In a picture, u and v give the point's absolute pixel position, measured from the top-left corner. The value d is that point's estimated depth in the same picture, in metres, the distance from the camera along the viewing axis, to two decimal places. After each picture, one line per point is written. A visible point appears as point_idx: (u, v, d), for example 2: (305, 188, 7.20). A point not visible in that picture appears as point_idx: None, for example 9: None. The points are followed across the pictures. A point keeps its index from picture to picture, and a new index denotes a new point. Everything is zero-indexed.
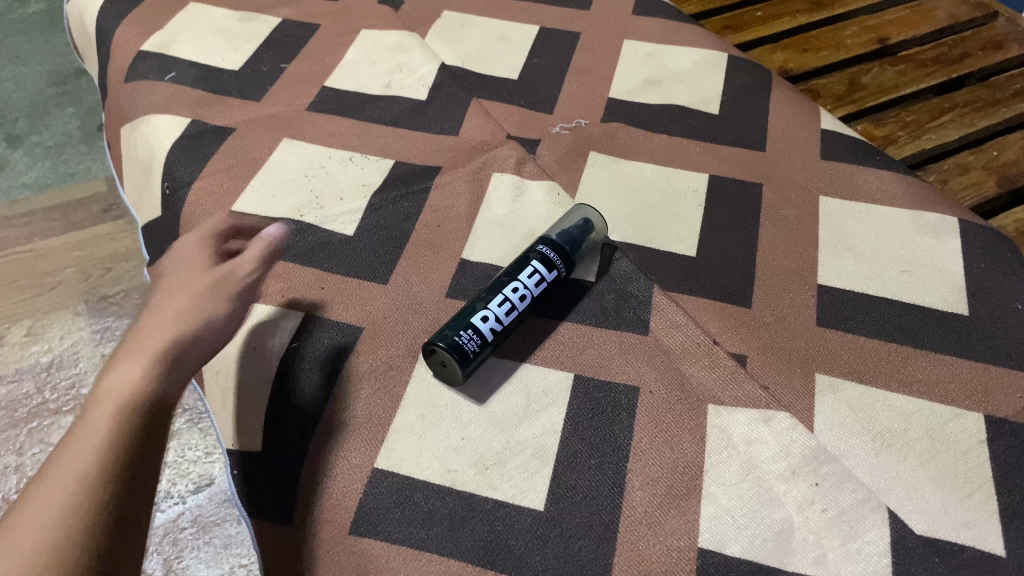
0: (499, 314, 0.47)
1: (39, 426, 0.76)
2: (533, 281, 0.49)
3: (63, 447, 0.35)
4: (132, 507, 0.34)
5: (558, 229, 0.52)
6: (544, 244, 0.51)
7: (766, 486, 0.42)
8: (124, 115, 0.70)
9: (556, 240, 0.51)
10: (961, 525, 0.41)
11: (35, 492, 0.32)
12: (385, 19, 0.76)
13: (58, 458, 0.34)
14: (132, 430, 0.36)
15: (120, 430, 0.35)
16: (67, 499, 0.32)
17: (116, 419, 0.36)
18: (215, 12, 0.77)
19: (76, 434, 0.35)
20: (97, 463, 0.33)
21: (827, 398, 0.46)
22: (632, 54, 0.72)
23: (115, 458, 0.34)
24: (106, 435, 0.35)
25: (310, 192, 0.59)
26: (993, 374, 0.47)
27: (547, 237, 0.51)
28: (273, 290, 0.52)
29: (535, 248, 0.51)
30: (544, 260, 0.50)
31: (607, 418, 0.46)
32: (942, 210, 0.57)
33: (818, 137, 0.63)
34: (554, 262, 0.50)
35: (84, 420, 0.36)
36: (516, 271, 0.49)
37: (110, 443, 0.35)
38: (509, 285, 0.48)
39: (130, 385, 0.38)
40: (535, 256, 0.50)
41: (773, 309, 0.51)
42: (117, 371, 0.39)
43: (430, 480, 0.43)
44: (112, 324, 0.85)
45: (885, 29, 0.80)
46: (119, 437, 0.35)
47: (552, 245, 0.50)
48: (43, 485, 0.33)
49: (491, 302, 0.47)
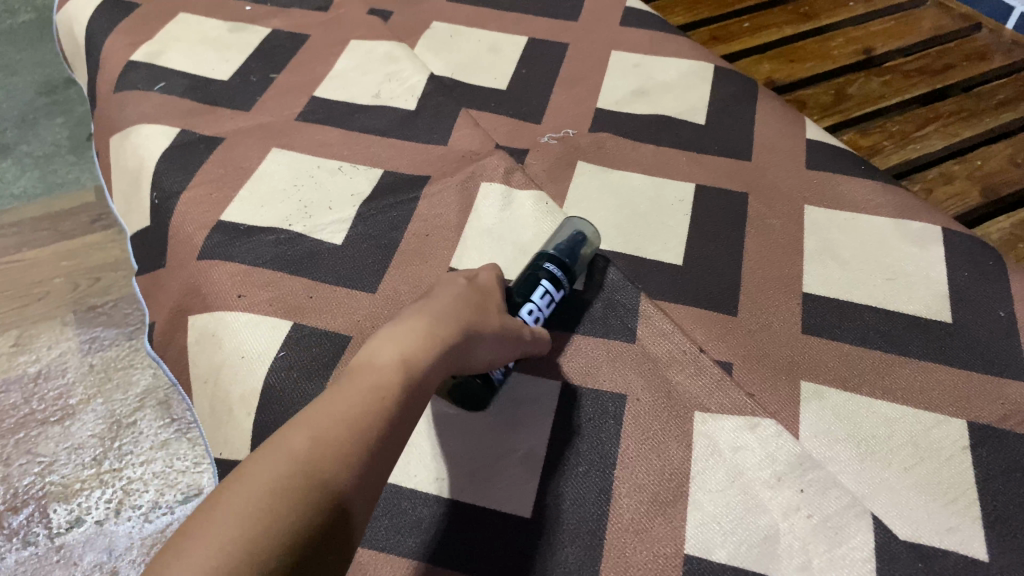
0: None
1: (26, 436, 0.75)
2: (544, 301, 0.49)
3: (312, 409, 0.33)
4: (364, 486, 0.31)
5: (557, 244, 0.52)
6: (549, 261, 0.50)
7: (752, 492, 0.42)
8: (113, 125, 0.70)
9: (558, 256, 0.51)
10: (944, 530, 0.41)
11: (263, 461, 0.30)
12: (374, 30, 0.76)
13: (311, 417, 0.32)
14: (381, 413, 0.33)
15: (368, 413, 0.33)
16: (294, 472, 0.30)
17: (368, 401, 0.33)
18: (205, 23, 0.77)
19: (321, 402, 0.33)
20: (342, 443, 0.31)
21: (812, 405, 0.46)
22: (619, 64, 0.73)
23: (351, 447, 0.32)
24: (357, 414, 0.33)
25: (298, 202, 0.59)
26: (976, 381, 0.48)
27: (549, 253, 0.51)
28: (262, 299, 0.52)
29: (541, 265, 0.50)
30: (553, 278, 0.49)
31: (594, 425, 0.46)
32: (926, 219, 0.58)
33: (803, 147, 0.64)
34: (560, 279, 0.50)
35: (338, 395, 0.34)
36: (526, 291, 0.49)
37: (359, 423, 0.32)
38: (523, 309, 0.48)
39: (401, 359, 0.36)
40: (544, 274, 0.49)
41: (759, 318, 0.52)
42: (400, 339, 0.37)
43: (418, 488, 0.43)
44: (100, 334, 0.85)
45: (870, 40, 0.81)
46: (364, 415, 0.33)
47: (557, 263, 0.50)
48: (290, 443, 0.31)
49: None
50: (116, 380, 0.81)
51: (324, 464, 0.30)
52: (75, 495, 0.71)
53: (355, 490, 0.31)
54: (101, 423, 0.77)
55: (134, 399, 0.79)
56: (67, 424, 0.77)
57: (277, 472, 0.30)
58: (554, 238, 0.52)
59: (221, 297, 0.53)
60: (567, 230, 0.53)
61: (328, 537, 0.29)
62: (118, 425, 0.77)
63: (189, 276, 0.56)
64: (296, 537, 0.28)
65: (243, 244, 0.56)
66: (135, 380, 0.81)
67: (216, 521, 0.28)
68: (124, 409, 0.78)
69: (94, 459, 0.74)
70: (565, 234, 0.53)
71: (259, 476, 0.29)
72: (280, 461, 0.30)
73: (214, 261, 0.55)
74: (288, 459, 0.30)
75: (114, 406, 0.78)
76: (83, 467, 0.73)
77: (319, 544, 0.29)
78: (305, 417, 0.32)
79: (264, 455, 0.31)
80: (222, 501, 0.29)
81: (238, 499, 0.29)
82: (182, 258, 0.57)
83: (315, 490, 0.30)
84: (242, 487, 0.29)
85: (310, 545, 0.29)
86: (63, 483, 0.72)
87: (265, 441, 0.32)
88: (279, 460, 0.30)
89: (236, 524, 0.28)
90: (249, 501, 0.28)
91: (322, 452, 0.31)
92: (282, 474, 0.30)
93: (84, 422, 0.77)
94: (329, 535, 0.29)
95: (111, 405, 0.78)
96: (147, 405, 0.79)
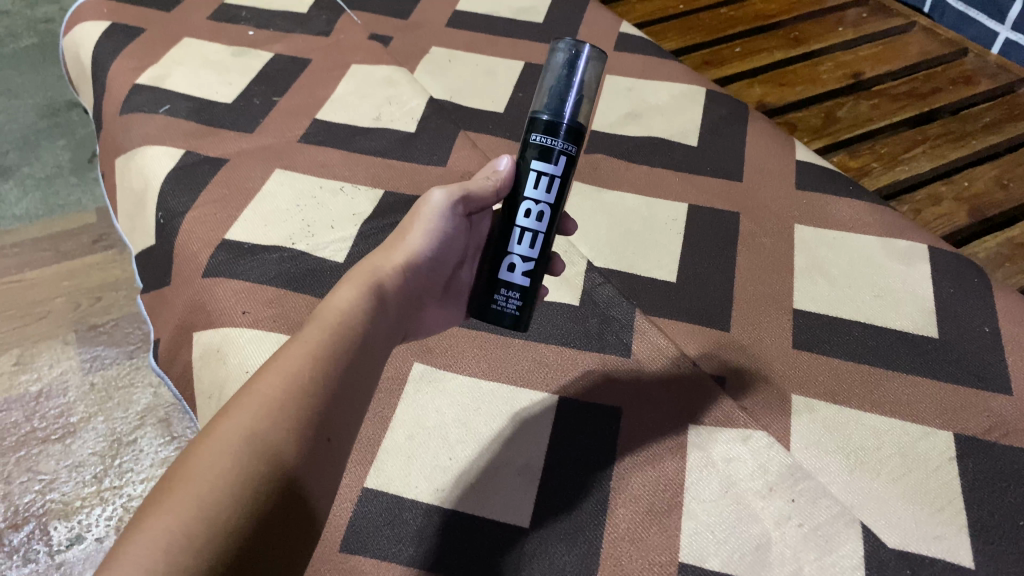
0: (525, 253, 0.43)
1: (27, 454, 0.76)
2: (542, 187, 0.42)
3: (259, 377, 0.36)
4: (320, 434, 0.35)
5: (547, 101, 0.42)
6: (536, 129, 0.42)
7: (744, 502, 0.43)
8: (118, 147, 0.71)
9: (546, 118, 0.42)
10: (932, 538, 0.42)
11: (216, 426, 0.33)
12: (374, 54, 0.78)
13: (258, 383, 0.36)
14: (325, 367, 0.37)
15: (308, 370, 0.36)
16: (251, 430, 0.33)
17: (310, 360, 0.37)
18: (209, 47, 0.79)
19: (264, 371, 0.36)
20: (289, 398, 0.35)
21: (803, 419, 0.48)
22: (614, 88, 0.75)
23: (298, 402, 0.35)
24: (300, 371, 0.36)
25: (301, 221, 0.61)
26: (962, 395, 0.49)
27: (534, 118, 0.42)
28: (266, 315, 0.54)
29: (529, 139, 0.42)
30: (543, 152, 0.42)
31: (591, 437, 0.47)
32: (912, 237, 0.60)
33: (793, 168, 0.66)
34: (553, 147, 0.42)
35: (283, 355, 0.37)
36: (521, 186, 0.43)
37: (302, 381, 0.36)
38: (520, 211, 0.43)
39: (341, 314, 0.39)
40: (532, 155, 0.42)
41: (751, 333, 0.53)
42: (335, 296, 0.41)
43: (419, 498, 0.45)
44: (101, 353, 0.86)
45: (858, 65, 0.83)
46: (307, 372, 0.36)
47: (542, 130, 0.42)
48: (240, 409, 0.34)
49: (512, 243, 0.43)
50: (116, 399, 0.81)
51: (278, 421, 0.34)
52: (76, 513, 0.72)
53: (312, 436, 0.35)
54: (102, 441, 0.77)
55: (134, 417, 0.80)
56: (68, 442, 0.77)
57: (234, 435, 0.33)
58: (543, 91, 0.43)
59: (226, 314, 0.54)
60: (554, 77, 0.42)
61: (295, 479, 0.33)
62: (119, 443, 0.77)
63: (194, 294, 0.57)
64: (259, 484, 0.32)
65: (247, 262, 0.57)
66: (135, 399, 0.81)
67: (184, 481, 0.31)
68: (125, 428, 0.79)
69: (94, 477, 0.74)
70: (553, 81, 0.42)
71: (218, 440, 0.33)
72: (241, 420, 0.33)
73: (218, 278, 0.56)
74: (243, 420, 0.33)
75: (115, 424, 0.79)
76: (84, 485, 0.74)
77: (287, 488, 0.32)
78: (256, 383, 0.36)
79: (219, 422, 0.34)
80: (185, 467, 0.32)
81: (201, 461, 0.32)
82: (187, 275, 0.58)
83: (271, 442, 0.33)
84: (209, 447, 0.32)
85: (276, 489, 0.32)
86: (64, 500, 0.73)
87: (221, 409, 0.35)
88: (234, 424, 0.33)
89: (205, 477, 0.31)
90: (211, 461, 0.32)
91: (272, 409, 0.34)
92: (237, 434, 0.33)
93: (84, 441, 0.77)
94: (294, 477, 0.33)
95: (111, 423, 0.79)
96: (147, 423, 0.79)
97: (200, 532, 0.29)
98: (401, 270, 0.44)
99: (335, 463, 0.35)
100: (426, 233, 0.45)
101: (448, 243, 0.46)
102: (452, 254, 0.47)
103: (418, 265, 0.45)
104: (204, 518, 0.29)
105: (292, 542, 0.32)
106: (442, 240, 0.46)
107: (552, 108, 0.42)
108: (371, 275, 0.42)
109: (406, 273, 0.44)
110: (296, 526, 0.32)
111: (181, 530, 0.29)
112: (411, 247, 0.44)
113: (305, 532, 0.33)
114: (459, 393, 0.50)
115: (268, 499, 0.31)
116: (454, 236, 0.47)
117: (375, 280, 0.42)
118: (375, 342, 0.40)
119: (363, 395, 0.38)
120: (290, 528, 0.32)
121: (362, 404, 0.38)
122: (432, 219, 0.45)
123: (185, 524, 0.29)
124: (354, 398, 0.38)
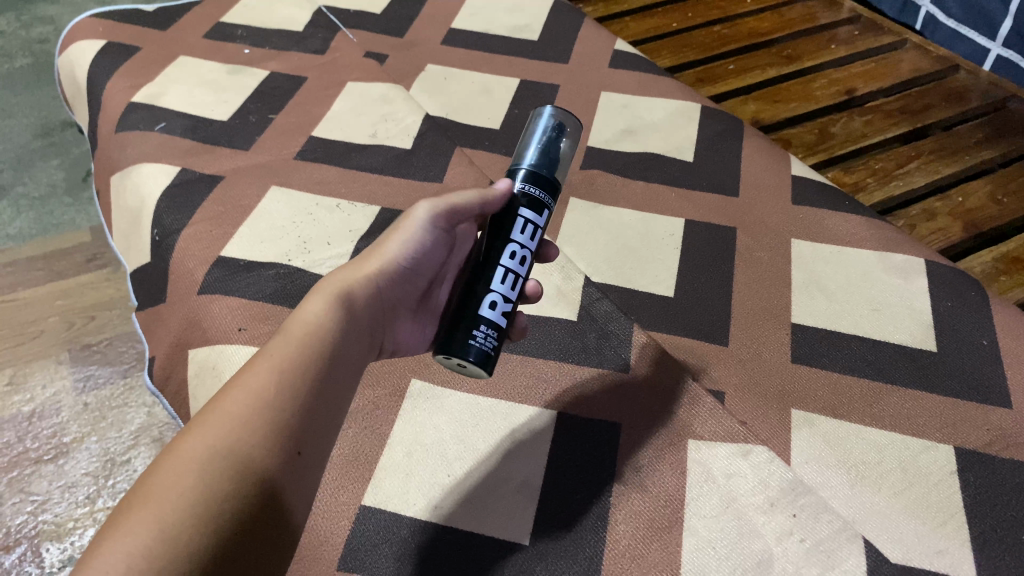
0: (505, 292, 0.42)
1: (18, 475, 0.75)
2: (526, 233, 0.43)
3: (228, 392, 0.37)
4: (288, 448, 0.36)
5: (528, 154, 0.45)
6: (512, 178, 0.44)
7: (745, 518, 0.43)
8: (113, 165, 0.71)
9: (526, 167, 0.44)
10: (934, 553, 0.42)
11: (182, 447, 0.34)
12: (369, 72, 0.78)
13: (226, 400, 0.36)
14: (294, 377, 0.38)
15: (275, 384, 0.37)
16: (215, 448, 0.34)
17: (276, 375, 0.38)
18: (205, 65, 0.79)
19: (234, 386, 0.37)
20: (255, 414, 0.36)
21: (803, 433, 0.48)
22: (608, 105, 0.75)
23: (264, 414, 0.36)
24: (267, 383, 0.37)
25: (298, 238, 0.61)
26: (962, 409, 0.49)
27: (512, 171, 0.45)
28: (263, 332, 0.53)
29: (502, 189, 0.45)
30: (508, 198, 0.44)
31: (591, 453, 0.47)
32: (909, 251, 0.60)
33: (789, 183, 0.66)
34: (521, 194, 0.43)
35: (249, 371, 0.38)
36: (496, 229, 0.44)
37: (269, 397, 0.37)
38: (506, 252, 0.42)
39: (311, 323, 0.40)
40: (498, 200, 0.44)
41: (748, 347, 0.53)
42: (306, 307, 0.41)
43: (417, 516, 0.44)
44: (95, 373, 0.85)
45: (852, 81, 0.83)
46: (274, 385, 0.37)
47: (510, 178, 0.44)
48: (206, 426, 0.35)
49: (494, 281, 0.42)
50: (110, 418, 0.81)
51: (245, 439, 0.35)
52: (68, 534, 0.71)
53: (283, 450, 0.36)
54: (95, 461, 0.77)
55: (128, 437, 0.79)
56: (61, 462, 0.76)
57: (198, 454, 0.34)
58: (525, 147, 0.45)
59: (222, 331, 0.54)
60: (538, 133, 0.45)
61: (261, 495, 0.34)
62: (113, 463, 0.77)
63: (190, 311, 0.56)
64: (222, 502, 0.32)
65: (242, 279, 0.57)
66: (129, 419, 0.81)
67: (148, 500, 0.32)
68: (118, 448, 0.78)
69: (87, 497, 0.74)
70: (534, 140, 0.45)
71: (182, 458, 0.34)
72: (204, 440, 0.34)
73: (214, 295, 0.56)
74: (208, 438, 0.34)
75: (108, 444, 0.78)
76: (76, 506, 0.73)
77: (253, 505, 0.33)
78: (223, 400, 0.37)
79: (184, 441, 0.35)
80: (150, 488, 0.32)
81: (164, 480, 0.33)
82: (182, 292, 0.58)
83: (235, 463, 0.34)
84: (169, 469, 0.33)
85: (242, 506, 0.33)
86: (56, 521, 0.71)
87: (187, 426, 0.36)
88: (200, 442, 0.34)
89: (167, 500, 0.32)
90: (172, 480, 0.33)
91: (237, 424, 0.35)
92: (200, 452, 0.34)
93: (77, 461, 0.76)
94: (265, 492, 0.34)
95: (104, 444, 0.78)
96: (141, 443, 0.79)
97: (161, 552, 0.30)
98: (374, 276, 0.44)
99: (303, 484, 0.36)
100: (404, 241, 0.45)
101: (428, 255, 0.46)
102: (431, 265, 0.47)
103: (393, 271, 0.45)
104: (167, 537, 0.30)
105: (265, 558, 0.33)
106: (423, 249, 0.46)
107: (532, 160, 0.44)
108: (340, 287, 0.43)
109: (380, 281, 0.44)
110: (267, 539, 0.33)
111: (141, 551, 0.30)
112: (388, 254, 0.45)
113: (276, 550, 0.33)
114: (456, 409, 0.50)
115: (236, 515, 0.32)
116: (433, 251, 0.47)
117: (346, 290, 0.42)
118: (348, 356, 0.41)
119: (332, 415, 0.39)
120: (261, 546, 0.33)
121: (335, 420, 0.39)
122: (414, 229, 0.45)
123: (147, 543, 0.30)
124: (324, 415, 0.38)
